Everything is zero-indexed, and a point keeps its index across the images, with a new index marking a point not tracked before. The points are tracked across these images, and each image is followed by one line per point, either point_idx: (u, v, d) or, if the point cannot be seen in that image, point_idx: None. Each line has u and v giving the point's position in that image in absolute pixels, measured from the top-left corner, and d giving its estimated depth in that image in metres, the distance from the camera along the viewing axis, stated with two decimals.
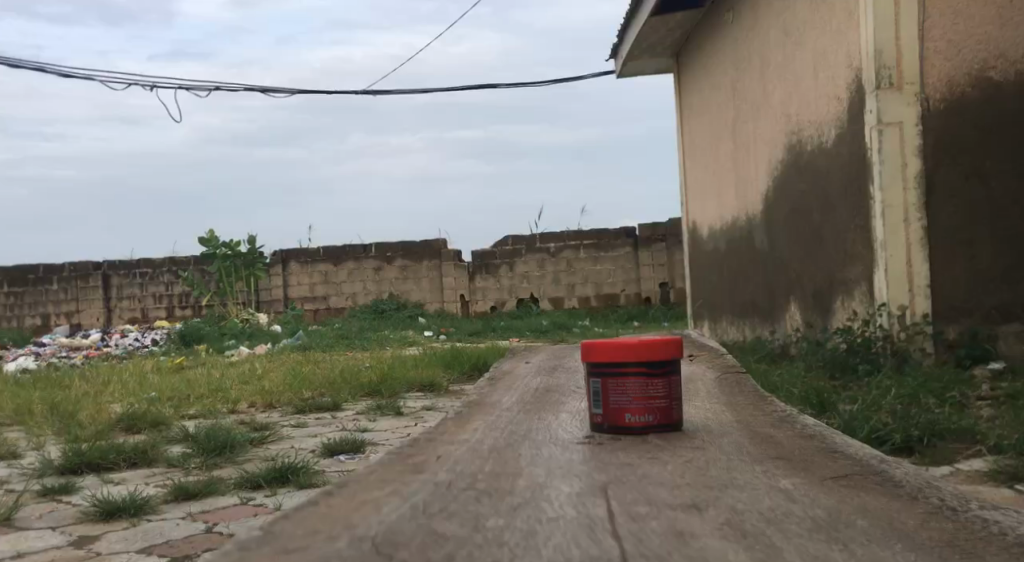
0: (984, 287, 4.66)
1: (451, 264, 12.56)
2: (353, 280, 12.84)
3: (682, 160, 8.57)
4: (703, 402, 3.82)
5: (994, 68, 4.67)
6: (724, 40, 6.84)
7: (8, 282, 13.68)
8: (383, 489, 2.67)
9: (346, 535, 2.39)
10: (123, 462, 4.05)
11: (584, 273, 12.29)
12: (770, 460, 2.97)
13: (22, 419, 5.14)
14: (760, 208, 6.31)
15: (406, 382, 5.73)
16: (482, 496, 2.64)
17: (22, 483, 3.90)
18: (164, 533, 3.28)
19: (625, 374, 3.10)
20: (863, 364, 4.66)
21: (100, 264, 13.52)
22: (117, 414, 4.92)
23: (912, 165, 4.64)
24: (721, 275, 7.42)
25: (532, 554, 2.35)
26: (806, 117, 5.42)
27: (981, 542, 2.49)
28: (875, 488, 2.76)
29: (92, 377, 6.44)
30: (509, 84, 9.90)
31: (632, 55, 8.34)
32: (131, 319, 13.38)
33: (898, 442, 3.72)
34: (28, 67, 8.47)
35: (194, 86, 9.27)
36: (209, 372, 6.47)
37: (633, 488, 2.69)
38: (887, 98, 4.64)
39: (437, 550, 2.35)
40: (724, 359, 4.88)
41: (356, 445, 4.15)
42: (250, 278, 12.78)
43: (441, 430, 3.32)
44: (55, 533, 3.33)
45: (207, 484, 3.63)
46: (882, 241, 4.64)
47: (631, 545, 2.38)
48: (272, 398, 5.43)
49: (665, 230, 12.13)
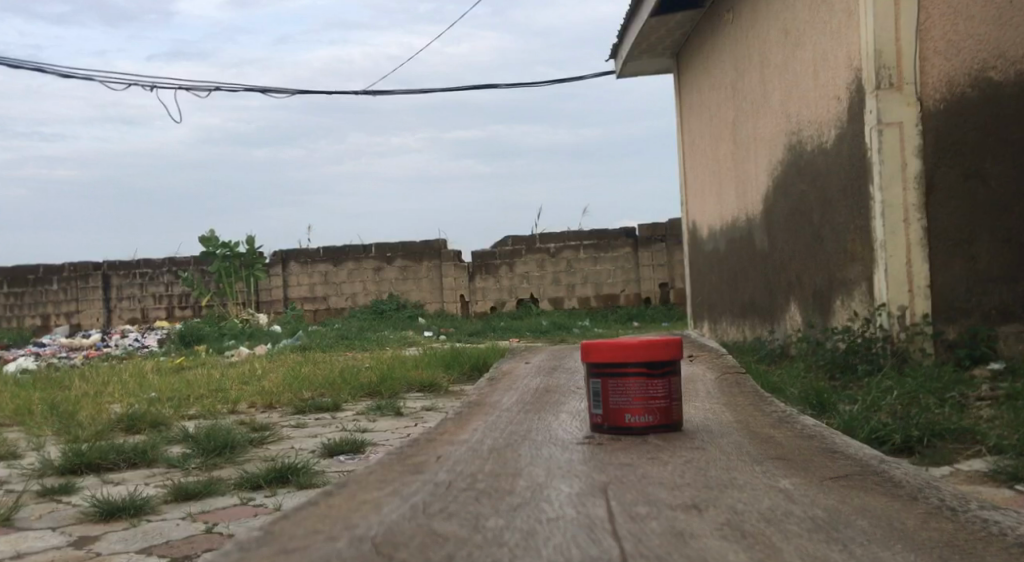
0: (984, 287, 4.66)
1: (451, 264, 12.56)
2: (353, 280, 12.84)
3: (682, 160, 8.57)
4: (703, 402, 3.83)
5: (994, 68, 4.65)
6: (723, 40, 6.85)
7: (8, 282, 13.74)
8: (383, 488, 2.67)
9: (346, 536, 2.38)
10: (123, 462, 4.05)
11: (584, 273, 12.28)
12: (770, 460, 2.97)
13: (22, 418, 5.16)
14: (760, 208, 6.32)
15: (405, 382, 5.73)
16: (482, 496, 2.64)
17: (22, 484, 3.91)
18: (164, 533, 3.28)
19: (625, 374, 3.10)
20: (863, 365, 4.67)
21: (101, 265, 13.54)
22: (118, 414, 4.94)
23: (913, 165, 4.64)
24: (721, 276, 7.42)
25: (532, 554, 2.34)
26: (806, 117, 5.42)
27: (981, 542, 2.49)
28: (875, 489, 2.76)
29: (92, 377, 6.46)
30: (509, 85, 10.67)
31: (632, 56, 8.34)
32: (132, 319, 13.38)
33: (898, 442, 3.72)
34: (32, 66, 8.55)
35: (194, 87, 9.81)
36: (208, 372, 6.49)
37: (632, 488, 2.69)
38: (886, 98, 4.65)
39: (437, 550, 2.34)
40: (725, 359, 4.90)
41: (357, 445, 4.15)
42: (250, 278, 12.74)
43: (441, 431, 3.32)
44: (55, 534, 3.33)
45: (207, 485, 3.63)
46: (882, 241, 4.65)
47: (630, 545, 2.38)
48: (272, 398, 5.44)
49: (666, 230, 12.15)
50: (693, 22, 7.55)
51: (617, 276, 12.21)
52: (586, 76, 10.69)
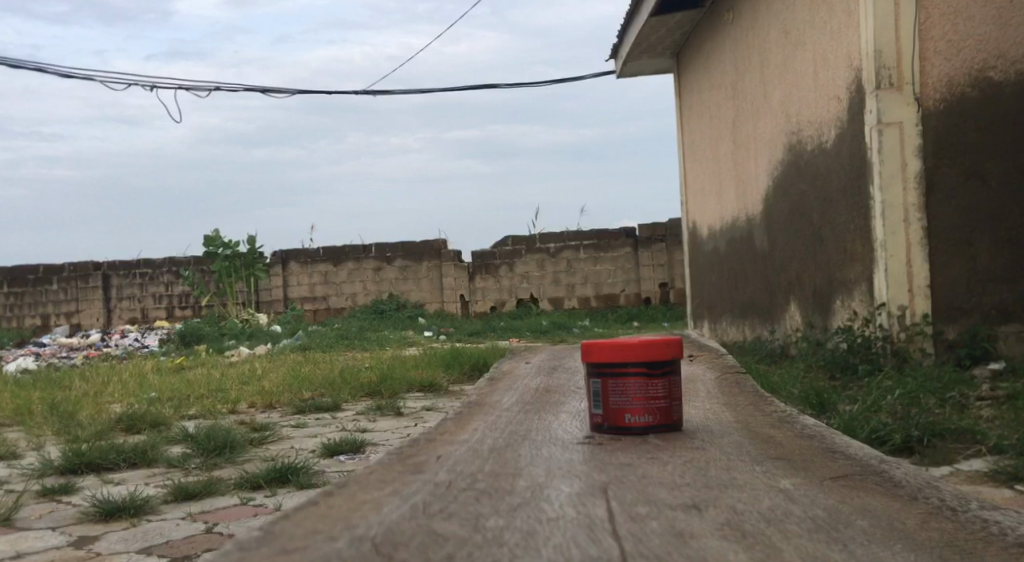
0: (984, 287, 4.66)
1: (451, 264, 12.56)
2: (353, 280, 12.86)
3: (682, 160, 8.58)
4: (704, 402, 3.82)
5: (994, 68, 4.66)
6: (724, 39, 6.84)
7: (8, 283, 13.77)
8: (383, 489, 2.66)
9: (346, 536, 2.37)
10: (123, 462, 4.05)
11: (584, 273, 12.28)
12: (770, 460, 2.97)
13: (22, 418, 5.15)
14: (760, 208, 6.32)
15: (406, 382, 5.73)
16: (482, 496, 2.65)
17: (22, 483, 3.91)
18: (165, 533, 3.27)
19: (625, 374, 3.10)
20: (863, 365, 4.67)
21: (101, 265, 13.54)
22: (118, 414, 4.93)
23: (913, 165, 4.64)
24: (721, 276, 7.42)
25: (532, 554, 2.34)
26: (806, 117, 5.43)
27: (981, 542, 2.49)
28: (876, 488, 2.76)
29: (93, 377, 6.46)
30: (508, 85, 10.63)
31: (632, 55, 8.35)
32: (132, 319, 13.38)
33: (898, 442, 3.72)
34: (30, 67, 8.60)
35: (194, 87, 9.85)
36: (209, 372, 6.49)
37: (632, 488, 2.69)
38: (887, 98, 4.64)
39: (438, 550, 2.34)
40: (727, 359, 4.89)
41: (357, 445, 4.16)
42: (251, 278, 12.70)
43: (441, 431, 3.32)
44: (55, 533, 3.33)
45: (208, 485, 3.63)
46: (882, 241, 4.64)
47: (630, 545, 2.38)
48: (273, 398, 5.44)
49: (665, 230, 12.16)
50: (693, 22, 7.55)
51: (618, 276, 12.22)
52: (586, 77, 10.68)
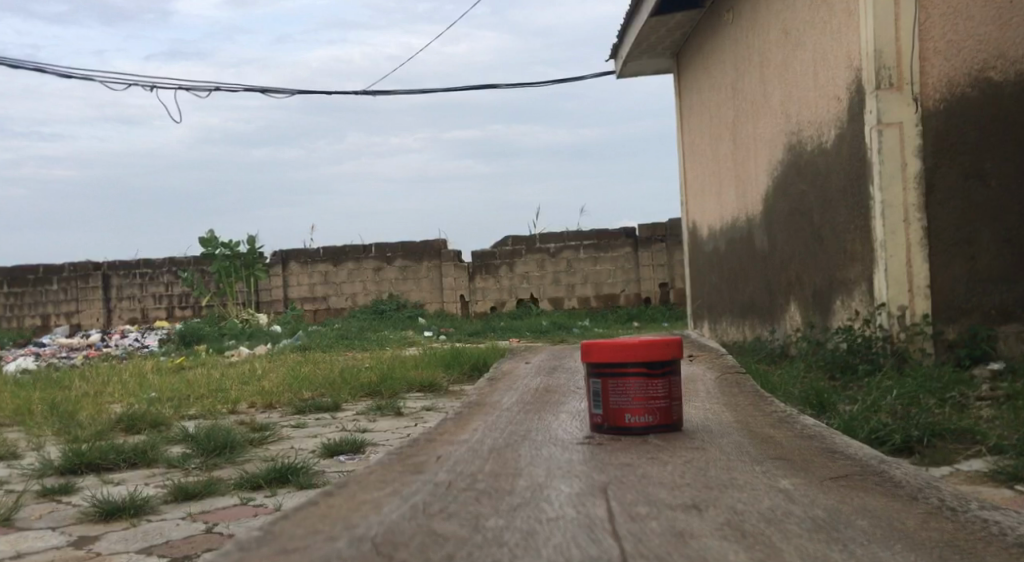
0: (983, 287, 4.66)
1: (451, 264, 12.56)
2: (353, 280, 12.86)
3: (682, 160, 8.58)
4: (704, 402, 3.82)
5: (994, 68, 4.67)
6: (724, 39, 6.84)
7: (8, 283, 13.78)
8: (383, 489, 2.66)
9: (346, 536, 2.36)
10: (123, 462, 4.06)
11: (584, 273, 12.29)
12: (770, 460, 2.97)
13: (22, 418, 5.15)
14: (760, 208, 6.32)
15: (406, 382, 5.73)
16: (482, 496, 2.65)
17: (22, 484, 3.91)
18: (165, 533, 3.28)
19: (625, 374, 3.11)
20: (863, 365, 4.67)
21: (100, 265, 13.54)
22: (118, 414, 4.93)
23: (913, 165, 4.64)
24: (721, 276, 7.42)
25: (532, 554, 2.34)
26: (806, 117, 5.43)
27: (981, 542, 2.48)
28: (876, 488, 2.76)
29: (93, 377, 6.46)
30: (508, 85, 10.63)
31: (632, 55, 8.35)
32: (132, 319, 13.38)
33: (898, 442, 3.72)
34: (31, 68, 8.61)
35: (194, 87, 9.85)
36: (209, 372, 6.49)
37: (632, 488, 2.69)
38: (886, 98, 4.64)
39: (437, 551, 2.34)
40: (726, 359, 4.89)
41: (357, 445, 4.16)
42: (250, 278, 12.72)
43: (441, 431, 3.32)
44: (54, 534, 3.33)
45: (208, 485, 3.63)
46: (882, 242, 4.64)
47: (631, 545, 2.38)
48: (273, 398, 5.44)
49: (665, 230, 12.15)
50: (693, 22, 7.55)
51: (618, 276, 12.22)
52: (586, 77, 10.66)
